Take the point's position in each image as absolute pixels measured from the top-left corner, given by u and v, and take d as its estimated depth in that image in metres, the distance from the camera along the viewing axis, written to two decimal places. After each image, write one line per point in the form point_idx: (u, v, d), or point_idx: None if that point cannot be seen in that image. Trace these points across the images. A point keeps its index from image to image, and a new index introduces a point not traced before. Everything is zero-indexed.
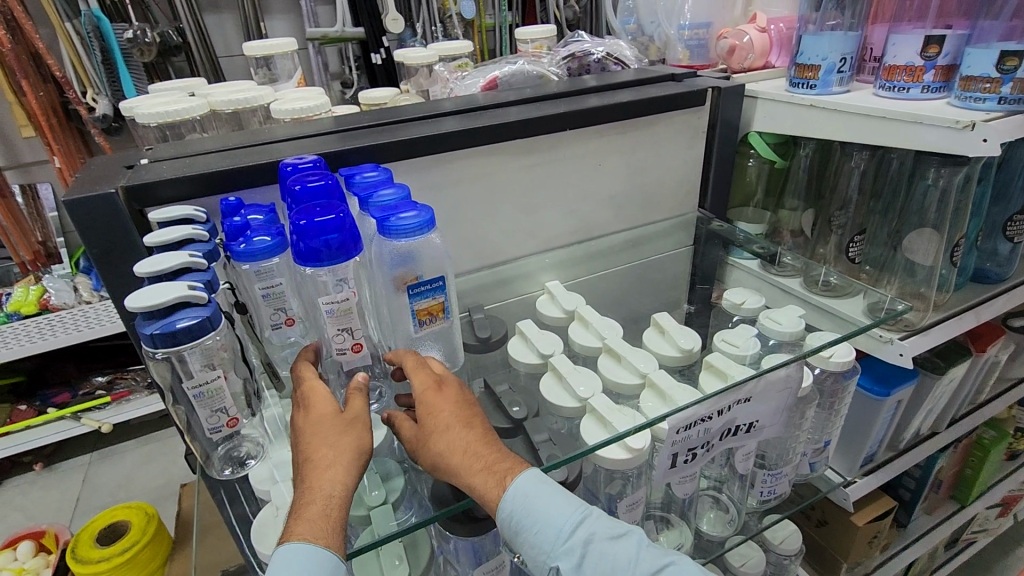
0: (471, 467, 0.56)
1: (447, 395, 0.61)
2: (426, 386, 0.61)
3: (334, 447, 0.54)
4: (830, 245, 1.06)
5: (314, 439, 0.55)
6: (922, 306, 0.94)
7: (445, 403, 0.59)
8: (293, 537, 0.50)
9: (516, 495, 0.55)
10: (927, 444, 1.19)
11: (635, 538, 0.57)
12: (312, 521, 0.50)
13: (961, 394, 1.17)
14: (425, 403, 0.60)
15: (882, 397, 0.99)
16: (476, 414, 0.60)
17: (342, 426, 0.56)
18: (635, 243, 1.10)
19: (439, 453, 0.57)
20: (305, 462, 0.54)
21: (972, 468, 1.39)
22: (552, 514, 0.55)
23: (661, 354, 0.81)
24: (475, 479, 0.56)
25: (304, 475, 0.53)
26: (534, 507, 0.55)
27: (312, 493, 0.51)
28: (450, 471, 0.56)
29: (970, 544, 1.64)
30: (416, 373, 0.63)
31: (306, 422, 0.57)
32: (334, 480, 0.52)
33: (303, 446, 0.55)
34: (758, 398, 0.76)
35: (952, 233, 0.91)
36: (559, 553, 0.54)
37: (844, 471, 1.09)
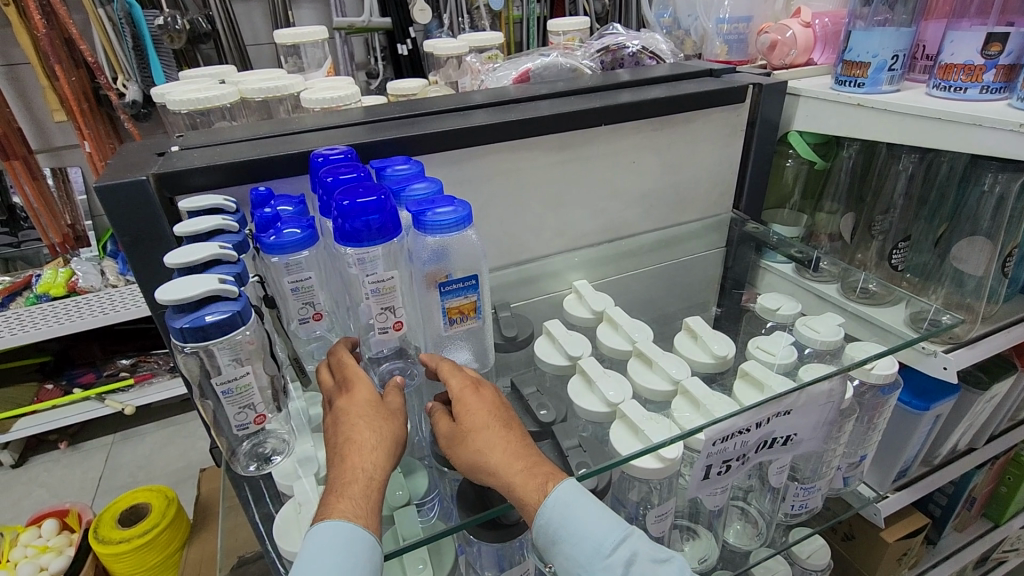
0: (510, 468, 0.54)
1: (483, 397, 0.60)
2: (464, 386, 0.61)
3: (375, 431, 0.53)
4: (871, 251, 1.02)
5: (354, 420, 0.54)
6: (970, 318, 0.90)
7: (481, 403, 0.59)
8: (332, 513, 0.48)
9: (554, 502, 0.53)
10: (964, 460, 1.14)
11: (677, 565, 0.54)
12: (354, 499, 0.49)
13: (1002, 410, 1.12)
14: (462, 403, 0.59)
15: (921, 411, 0.95)
16: (512, 418, 0.59)
17: (382, 413, 0.55)
18: (666, 243, 1.07)
19: (476, 450, 0.56)
20: (342, 442, 0.53)
21: (1008, 486, 1.34)
22: (593, 527, 0.53)
23: (694, 360, 0.78)
24: (515, 479, 0.54)
25: (343, 454, 0.52)
26: (573, 516, 0.53)
27: (352, 473, 0.50)
28: (489, 469, 0.55)
29: (1000, 564, 1.58)
30: (452, 377, 0.62)
31: (344, 406, 0.56)
32: (376, 462, 0.51)
33: (341, 428, 0.54)
34: (798, 410, 0.73)
35: (1006, 243, 0.86)
36: (598, 569, 0.52)
37: (877, 485, 1.05)
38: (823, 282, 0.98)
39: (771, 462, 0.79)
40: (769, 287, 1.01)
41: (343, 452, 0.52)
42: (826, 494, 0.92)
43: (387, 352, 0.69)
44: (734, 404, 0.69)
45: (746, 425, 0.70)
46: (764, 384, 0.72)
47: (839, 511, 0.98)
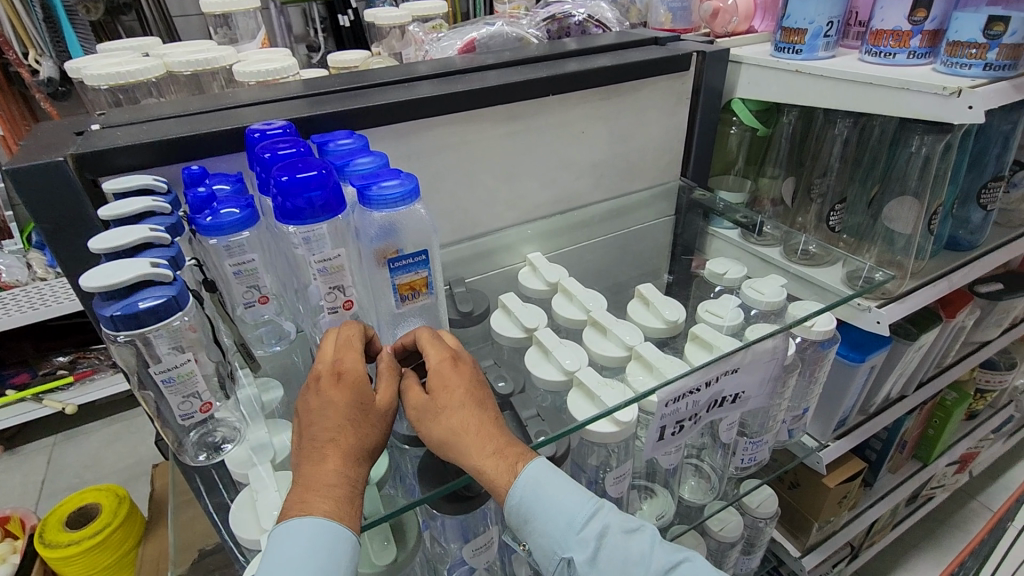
0: (484, 453, 0.54)
1: (462, 373, 0.59)
2: (442, 362, 0.59)
3: (362, 434, 0.52)
4: (810, 214, 1.06)
5: (338, 418, 0.52)
6: (899, 274, 0.96)
7: (460, 383, 0.57)
8: (313, 509, 0.48)
9: (523, 483, 0.55)
10: (896, 407, 1.23)
11: (648, 533, 0.58)
12: (337, 503, 0.49)
13: (930, 358, 1.20)
14: (441, 379, 0.57)
15: (857, 363, 1.01)
16: (492, 399, 0.58)
17: (363, 402, 0.53)
18: (617, 213, 1.08)
19: (453, 433, 0.55)
20: (323, 439, 0.51)
21: (935, 429, 1.45)
22: (566, 505, 0.56)
23: (647, 326, 0.80)
24: (489, 467, 0.54)
25: (318, 451, 0.50)
26: (544, 496, 0.55)
27: (336, 476, 0.50)
28: (464, 454, 0.55)
29: (928, 500, 1.72)
30: (429, 350, 0.60)
31: (328, 398, 0.52)
32: (359, 468, 0.51)
33: (321, 423, 0.51)
34: (745, 368, 0.76)
35: (932, 201, 0.92)
36: (572, 544, 0.55)
37: (819, 435, 1.12)
38: (768, 245, 1.01)
39: (721, 419, 0.82)
40: (716, 253, 1.04)
41: (321, 448, 0.50)
42: (773, 447, 0.97)
43: None
44: (684, 364, 0.72)
45: (696, 385, 0.72)
46: (713, 345, 0.74)
47: (784, 461, 1.04)
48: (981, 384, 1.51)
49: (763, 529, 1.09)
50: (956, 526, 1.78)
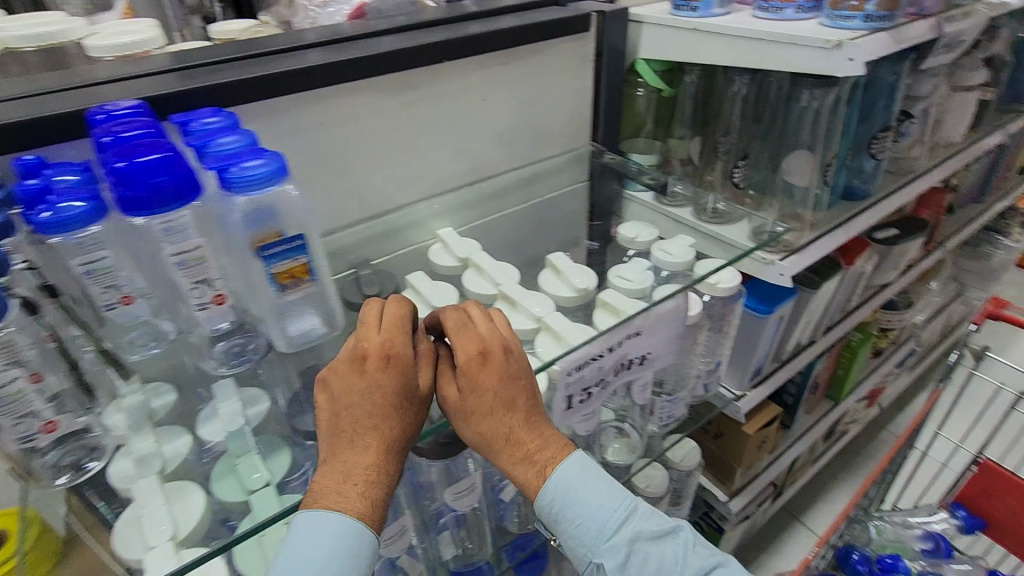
0: (515, 456, 0.61)
1: (493, 369, 0.60)
2: (472, 360, 0.59)
3: (399, 424, 0.56)
4: (717, 172, 1.07)
5: (378, 408, 0.55)
6: (799, 226, 1.00)
7: (493, 381, 0.59)
8: (344, 503, 0.52)
9: (560, 481, 0.62)
10: (807, 352, 1.30)
11: (681, 537, 0.65)
12: (369, 490, 0.54)
13: (835, 303, 1.27)
14: (475, 377, 0.59)
15: (765, 315, 1.05)
16: (528, 395, 0.61)
17: (400, 402, 0.56)
18: (531, 180, 1.05)
19: (486, 433, 0.60)
20: (366, 426, 0.54)
21: (844, 368, 1.55)
22: (595, 513, 0.62)
23: (557, 296, 0.79)
24: (519, 467, 0.61)
25: (351, 449, 0.54)
26: (584, 495, 0.63)
27: (373, 462, 0.54)
28: (497, 453, 0.61)
29: (844, 434, 1.86)
30: (463, 342, 0.60)
31: (376, 387, 0.55)
32: (392, 457, 0.55)
33: (364, 412, 0.55)
34: (648, 329, 0.77)
35: (826, 152, 0.96)
36: (603, 551, 0.62)
37: (736, 386, 1.17)
38: (675, 207, 1.03)
39: (633, 382, 0.83)
40: (633, 215, 1.03)
41: (359, 442, 0.54)
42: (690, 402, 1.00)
43: (221, 328, 0.66)
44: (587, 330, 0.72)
45: (601, 350, 0.73)
46: (619, 309, 0.75)
47: (702, 413, 1.09)
48: (883, 323, 1.62)
49: (688, 480, 1.14)
50: (869, 455, 1.94)
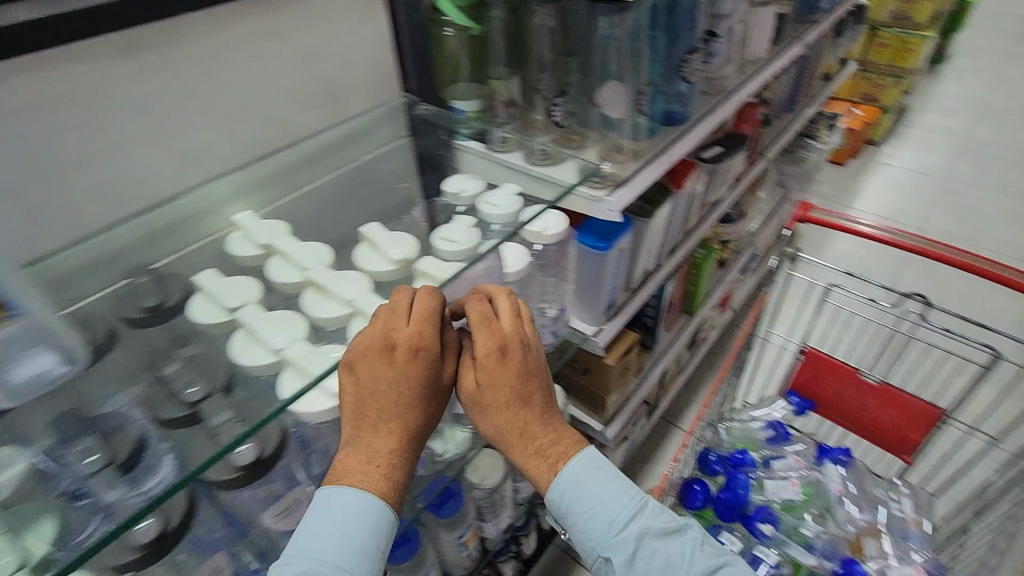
0: (525, 451, 0.71)
1: (511, 365, 0.69)
2: (493, 355, 0.68)
3: (419, 406, 0.61)
4: (538, 111, 1.02)
5: (396, 390, 0.59)
6: (622, 158, 0.99)
7: (509, 378, 0.68)
8: (365, 484, 0.56)
9: (570, 477, 0.72)
10: (654, 278, 1.35)
11: (687, 536, 0.73)
12: (384, 471, 0.58)
13: (674, 226, 1.32)
14: (498, 371, 0.68)
15: (604, 251, 1.05)
16: (540, 394, 0.71)
17: (425, 392, 0.61)
18: (339, 145, 0.94)
19: (501, 424, 0.69)
20: (384, 411, 0.58)
21: (694, 283, 1.65)
22: (607, 509, 0.72)
23: (372, 270, 0.72)
24: (527, 457, 0.71)
25: (375, 434, 0.58)
26: (593, 495, 0.72)
27: (393, 442, 0.58)
28: (507, 441, 0.70)
29: (705, 341, 2.02)
30: (481, 337, 0.68)
31: (397, 376, 0.59)
32: (413, 436, 0.60)
33: (389, 395, 0.59)
34: (463, 295, 0.76)
35: (636, 82, 0.93)
36: (611, 543, 0.71)
37: (593, 321, 1.20)
38: (504, 151, 0.98)
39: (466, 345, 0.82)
40: (463, 169, 1.00)
41: (379, 427, 0.58)
42: None
43: None
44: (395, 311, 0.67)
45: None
46: (433, 276, 0.71)
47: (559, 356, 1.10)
48: (723, 235, 1.73)
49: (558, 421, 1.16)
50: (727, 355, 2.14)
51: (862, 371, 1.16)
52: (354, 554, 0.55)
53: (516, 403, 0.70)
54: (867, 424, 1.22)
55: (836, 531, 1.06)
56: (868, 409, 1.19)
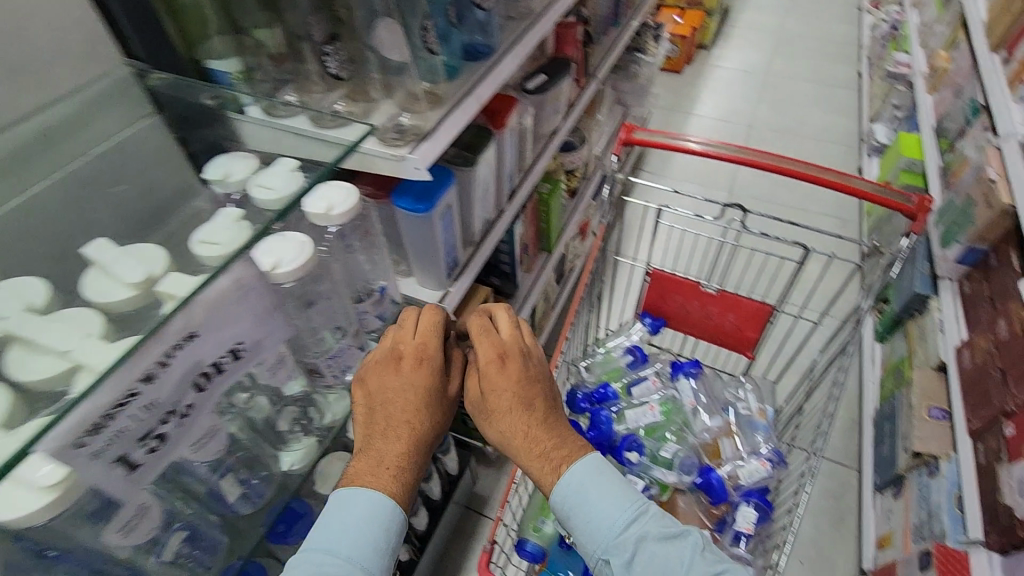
0: (531, 450, 0.77)
1: (511, 369, 0.81)
2: (491, 362, 0.81)
3: (420, 412, 0.78)
4: (309, 64, 0.87)
5: (409, 400, 0.78)
6: (419, 108, 0.89)
7: (508, 381, 0.80)
8: (375, 484, 0.72)
9: (571, 480, 0.74)
10: (496, 225, 1.29)
11: (688, 541, 0.70)
12: (389, 471, 0.74)
13: (507, 168, 1.25)
14: (498, 375, 0.80)
15: (427, 212, 0.97)
16: (540, 399, 0.80)
17: (426, 400, 0.79)
18: (45, 139, 0.75)
19: (505, 427, 0.78)
20: (397, 419, 0.77)
21: (546, 220, 1.61)
22: (608, 512, 0.72)
23: (97, 298, 0.52)
24: (532, 459, 0.77)
25: (390, 435, 0.76)
26: (591, 496, 0.73)
27: (398, 446, 0.75)
28: (507, 440, 0.79)
29: (571, 271, 2.04)
30: (484, 346, 0.83)
31: (413, 385, 0.79)
32: (414, 438, 0.77)
33: (399, 402, 0.77)
34: (223, 318, 0.57)
35: (412, 16, 0.81)
36: (612, 546, 0.71)
37: (439, 285, 1.15)
38: (288, 116, 0.86)
39: (252, 372, 0.64)
40: (247, 143, 0.84)
41: (387, 433, 0.76)
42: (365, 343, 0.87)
43: None
44: (111, 352, 0.48)
45: (134, 386, 0.50)
46: (170, 294, 0.52)
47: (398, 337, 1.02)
48: (568, 165, 1.70)
49: None
50: None
51: (701, 282, 1.20)
52: (363, 548, 0.68)
53: (519, 408, 0.79)
54: (713, 331, 1.28)
55: (694, 442, 1.09)
56: (712, 316, 1.24)
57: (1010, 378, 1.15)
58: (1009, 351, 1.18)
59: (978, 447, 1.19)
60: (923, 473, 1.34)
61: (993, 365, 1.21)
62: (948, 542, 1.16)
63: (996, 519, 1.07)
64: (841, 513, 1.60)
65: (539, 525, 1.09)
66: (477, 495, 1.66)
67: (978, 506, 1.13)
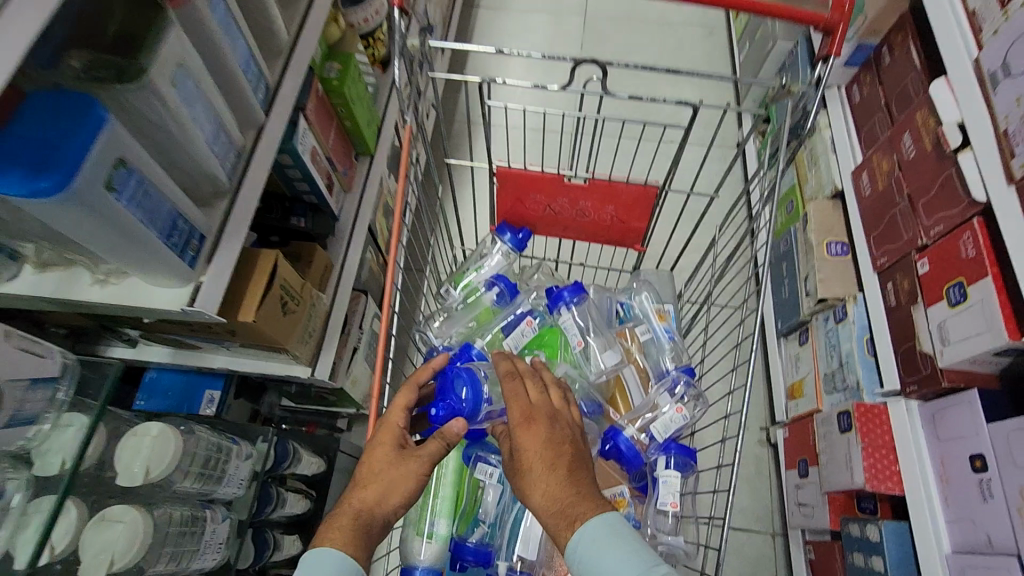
0: (547, 507, 0.58)
1: (535, 433, 0.62)
2: (518, 422, 0.62)
3: (384, 477, 0.65)
4: None
5: (371, 470, 0.66)
6: None
7: (535, 442, 0.61)
8: (325, 543, 0.59)
9: (582, 539, 0.54)
10: (255, 156, 0.84)
11: None
12: (342, 530, 0.60)
13: (235, 60, 0.77)
14: (524, 435, 0.61)
15: (64, 194, 0.53)
16: (567, 457, 0.60)
17: (389, 475, 0.65)
18: None
19: (524, 485, 0.60)
20: (358, 482, 0.66)
21: (347, 117, 1.12)
22: (623, 563, 0.51)
23: None
24: (546, 515, 0.57)
25: (357, 506, 0.63)
26: (607, 552, 0.52)
27: (347, 510, 0.63)
28: (524, 493, 0.60)
29: None
30: (510, 403, 0.64)
31: (371, 451, 0.68)
32: (370, 500, 0.64)
33: (362, 468, 0.67)
34: None
35: None
36: None
37: (182, 280, 0.74)
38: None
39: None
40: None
41: (343, 512, 0.63)
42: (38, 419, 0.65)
43: None
44: None
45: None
46: None
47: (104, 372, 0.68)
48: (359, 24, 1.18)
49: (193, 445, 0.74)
50: None
51: (565, 173, 0.89)
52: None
53: (539, 468, 0.59)
54: (589, 230, 0.98)
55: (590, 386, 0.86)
56: (586, 213, 0.94)
57: (918, 206, 1.00)
58: (916, 173, 1.01)
59: (887, 288, 1.06)
60: (828, 319, 1.22)
61: (897, 192, 1.05)
62: (865, 396, 1.07)
63: (913, 369, 0.97)
64: None
65: (427, 530, 0.83)
66: None
67: (892, 353, 1.03)
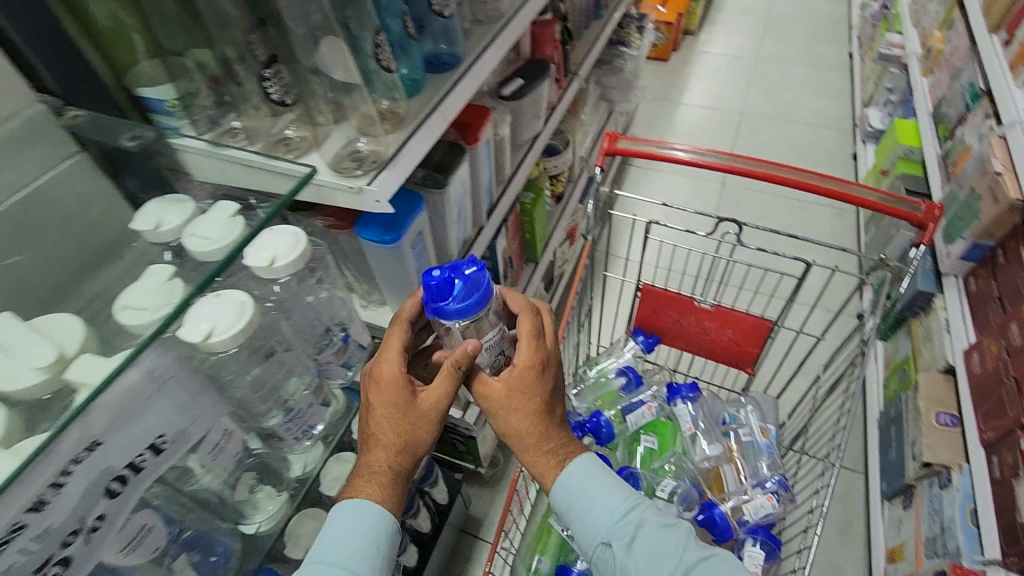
0: (533, 440, 0.74)
1: (536, 382, 0.73)
2: (527, 368, 0.72)
3: (397, 430, 0.70)
4: (251, 96, 0.78)
5: (380, 424, 0.71)
6: (377, 135, 0.81)
7: (538, 393, 0.73)
8: (361, 496, 0.69)
9: (571, 471, 0.73)
10: (475, 245, 1.20)
11: (682, 530, 0.69)
12: (370, 485, 0.69)
13: (483, 182, 1.16)
14: (531, 379, 0.72)
15: (395, 244, 0.88)
16: (559, 401, 0.76)
17: (404, 424, 0.70)
18: None
19: (515, 424, 0.73)
20: (370, 435, 0.71)
21: (530, 231, 1.50)
22: (606, 499, 0.71)
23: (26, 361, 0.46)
24: (538, 454, 0.74)
25: (375, 463, 0.70)
26: (594, 489, 0.72)
27: (370, 465, 0.70)
28: (502, 424, 0.75)
29: (562, 277, 1.94)
30: (523, 353, 0.73)
31: (375, 401, 0.71)
32: (388, 458, 0.70)
33: (371, 418, 0.72)
34: (148, 399, 0.52)
35: (360, 30, 0.74)
36: (612, 532, 0.69)
37: None
38: (239, 146, 0.79)
39: (190, 454, 0.58)
40: (202, 174, 0.78)
41: (367, 469, 0.70)
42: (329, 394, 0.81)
43: None
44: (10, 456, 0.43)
45: (20, 517, 0.43)
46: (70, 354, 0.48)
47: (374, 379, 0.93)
48: (550, 169, 1.60)
49: None
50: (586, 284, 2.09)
51: (696, 297, 1.13)
52: (360, 557, 0.65)
53: (533, 414, 0.73)
54: (709, 347, 1.20)
55: (693, 471, 1.03)
56: (708, 332, 1.17)
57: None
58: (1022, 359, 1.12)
59: (992, 460, 1.13)
60: (933, 484, 1.28)
61: (1004, 373, 1.15)
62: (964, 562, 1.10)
63: (1013, 540, 1.01)
64: (848, 518, 1.52)
65: (534, 566, 1.03)
66: (472, 517, 1.58)
67: (993, 523, 1.07)
